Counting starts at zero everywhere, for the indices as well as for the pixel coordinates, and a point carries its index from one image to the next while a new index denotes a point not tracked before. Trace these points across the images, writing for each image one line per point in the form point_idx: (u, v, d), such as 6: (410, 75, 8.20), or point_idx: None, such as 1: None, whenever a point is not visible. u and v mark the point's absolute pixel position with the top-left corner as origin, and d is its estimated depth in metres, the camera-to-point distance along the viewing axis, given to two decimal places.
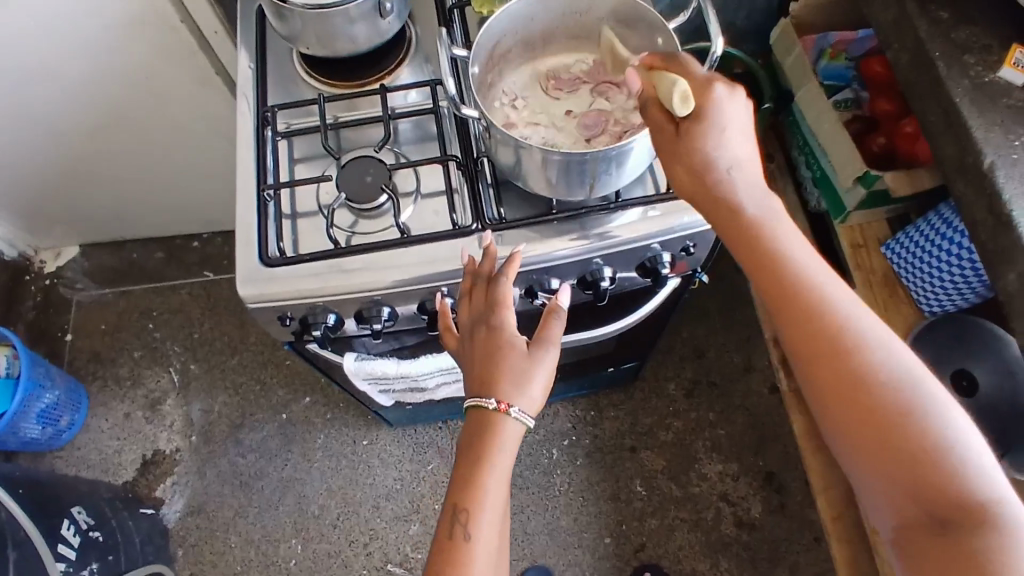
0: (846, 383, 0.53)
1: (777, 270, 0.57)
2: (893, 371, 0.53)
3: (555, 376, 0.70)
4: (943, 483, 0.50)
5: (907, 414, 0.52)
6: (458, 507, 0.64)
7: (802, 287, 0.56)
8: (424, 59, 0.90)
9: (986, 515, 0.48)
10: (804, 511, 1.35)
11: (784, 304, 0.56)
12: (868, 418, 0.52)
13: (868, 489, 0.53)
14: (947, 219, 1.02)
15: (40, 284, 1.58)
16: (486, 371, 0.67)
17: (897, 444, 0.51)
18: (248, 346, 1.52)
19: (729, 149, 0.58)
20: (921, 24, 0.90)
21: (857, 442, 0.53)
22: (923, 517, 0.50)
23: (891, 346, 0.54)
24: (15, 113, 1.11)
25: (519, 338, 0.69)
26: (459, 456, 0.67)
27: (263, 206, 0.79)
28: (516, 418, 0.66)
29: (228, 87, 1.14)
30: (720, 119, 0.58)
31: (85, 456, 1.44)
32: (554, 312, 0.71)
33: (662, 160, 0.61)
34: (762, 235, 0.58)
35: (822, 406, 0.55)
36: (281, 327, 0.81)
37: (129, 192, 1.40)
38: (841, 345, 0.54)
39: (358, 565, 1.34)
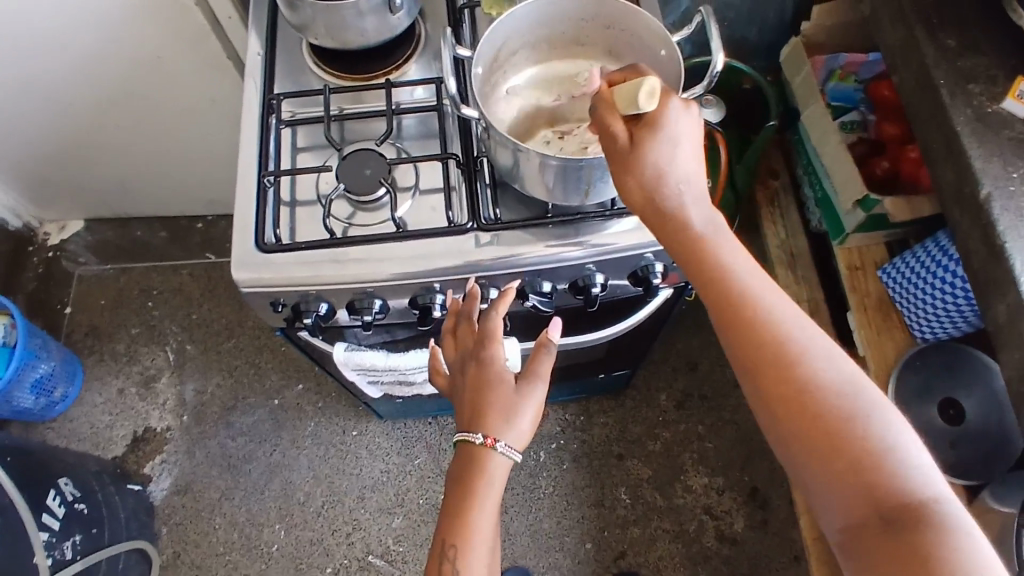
0: (791, 391, 0.53)
1: (722, 281, 0.57)
2: (836, 377, 0.53)
3: (543, 409, 0.74)
4: (886, 484, 0.50)
5: (851, 418, 0.52)
6: (447, 542, 0.68)
7: (747, 298, 0.56)
8: (432, 56, 0.91)
9: (929, 514, 0.48)
10: (787, 529, 1.35)
11: (731, 315, 0.56)
12: (814, 424, 0.52)
13: (817, 496, 0.53)
14: (943, 247, 1.02)
15: (43, 255, 1.59)
16: (474, 407, 0.72)
17: (841, 449, 0.51)
18: (245, 330, 1.53)
19: (679, 162, 0.58)
20: (928, 50, 0.90)
21: (803, 452, 0.53)
22: (869, 520, 0.49)
23: (831, 355, 0.54)
24: (27, 84, 1.13)
25: (507, 374, 0.73)
26: (449, 488, 0.71)
27: (263, 192, 0.80)
28: (503, 452, 0.71)
29: (239, 72, 1.15)
30: (672, 131, 0.58)
31: (76, 429, 1.45)
32: (544, 347, 0.75)
33: (613, 174, 0.60)
34: (707, 249, 0.57)
35: (769, 416, 0.55)
36: (273, 312, 0.82)
37: (137, 170, 1.41)
38: (786, 354, 0.54)
39: (340, 554, 1.35)
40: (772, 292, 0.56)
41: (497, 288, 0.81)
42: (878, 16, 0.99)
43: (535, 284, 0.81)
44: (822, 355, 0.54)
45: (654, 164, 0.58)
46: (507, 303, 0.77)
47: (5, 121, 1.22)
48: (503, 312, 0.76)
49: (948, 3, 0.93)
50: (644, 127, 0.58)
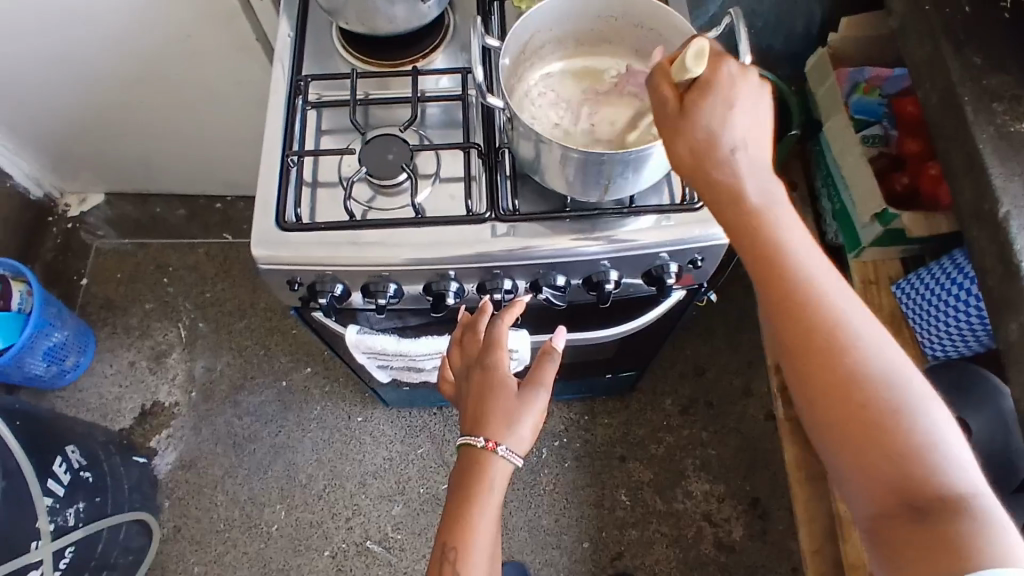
0: (833, 372, 0.52)
1: (772, 255, 0.55)
2: (880, 361, 0.52)
3: (544, 415, 0.75)
4: (922, 473, 0.48)
5: (893, 405, 0.50)
6: (447, 545, 0.68)
7: (797, 274, 0.54)
8: (459, 47, 0.91)
9: (963, 507, 0.47)
10: (785, 540, 1.35)
11: (777, 291, 0.55)
12: (852, 408, 0.51)
13: (847, 479, 0.52)
14: (959, 264, 1.02)
15: (62, 226, 1.61)
16: (478, 410, 0.73)
17: (879, 435, 0.50)
18: (257, 311, 1.55)
19: (736, 128, 0.56)
20: (954, 67, 0.90)
21: (837, 432, 0.52)
22: (900, 507, 0.49)
23: (878, 340, 0.53)
24: (58, 54, 1.14)
25: (512, 380, 0.75)
26: (450, 493, 0.72)
27: (286, 170, 0.81)
28: (505, 456, 0.71)
29: (267, 54, 1.16)
30: (729, 97, 0.57)
31: (85, 399, 1.47)
32: (548, 355, 0.77)
33: (662, 138, 0.59)
34: (760, 221, 0.56)
35: (806, 397, 0.54)
36: (289, 291, 0.83)
37: (160, 145, 1.43)
38: (832, 335, 0.53)
39: (338, 538, 1.36)
40: (824, 271, 0.55)
41: (511, 280, 0.81)
42: (905, 30, 0.99)
43: (550, 277, 0.81)
44: (868, 338, 0.53)
45: (706, 128, 0.56)
46: (513, 313, 0.79)
47: (35, 89, 1.24)
48: (509, 320, 0.78)
49: (977, 20, 0.93)
50: (699, 91, 0.57)
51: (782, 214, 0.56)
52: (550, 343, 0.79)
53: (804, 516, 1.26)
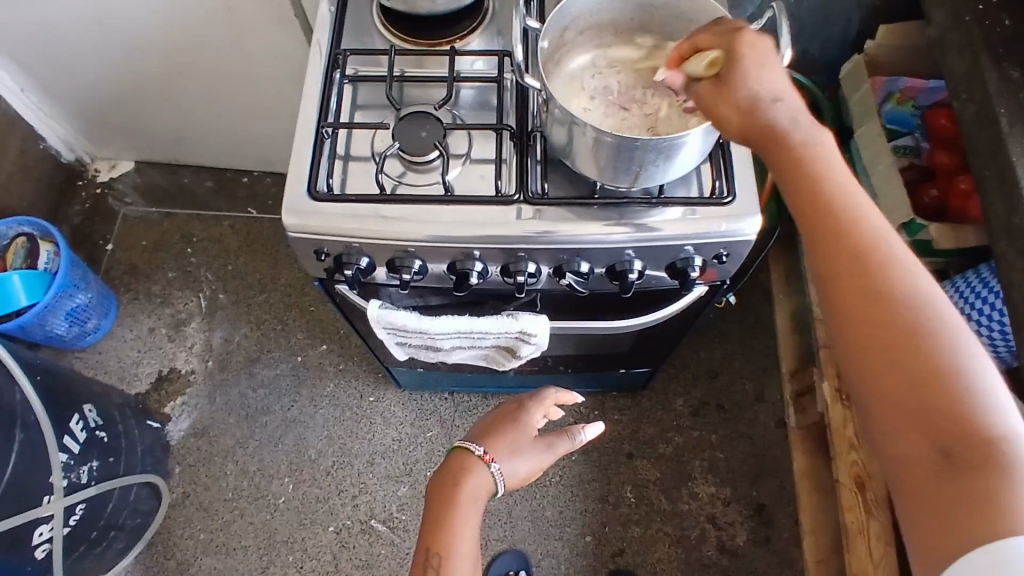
0: (868, 306, 0.51)
1: (813, 193, 0.57)
2: (920, 295, 0.51)
3: (537, 469, 0.90)
4: (955, 417, 0.47)
5: (930, 343, 0.49)
6: (431, 550, 0.75)
7: (841, 210, 0.55)
8: (496, 31, 0.92)
9: (996, 454, 0.46)
10: (788, 549, 1.34)
11: (818, 227, 0.55)
12: (886, 344, 0.50)
13: (874, 423, 0.51)
14: (985, 278, 1.03)
15: (91, 191, 1.63)
16: (491, 432, 0.89)
17: (913, 372, 0.49)
18: (278, 286, 1.57)
19: (766, 93, 0.60)
20: (992, 79, 0.90)
21: (868, 361, 0.51)
22: (926, 452, 0.48)
23: (920, 277, 0.52)
24: (101, 16, 1.16)
25: (532, 430, 0.90)
26: (431, 496, 0.81)
27: (320, 142, 0.82)
28: (493, 473, 0.84)
29: (305, 30, 1.17)
30: (756, 64, 0.61)
31: (104, 361, 1.50)
32: (570, 435, 0.94)
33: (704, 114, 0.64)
34: (804, 157, 0.58)
35: (840, 333, 0.53)
36: (316, 262, 0.84)
37: (192, 115, 1.44)
38: (871, 270, 0.52)
39: (343, 514, 1.37)
40: (867, 210, 0.55)
41: (534, 264, 0.82)
42: (945, 40, 0.98)
43: (573, 263, 0.81)
44: (908, 272, 0.52)
45: (738, 95, 0.61)
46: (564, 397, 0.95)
47: (75, 50, 1.26)
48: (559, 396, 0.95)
49: (1019, 34, 0.92)
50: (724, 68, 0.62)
51: (826, 160, 0.58)
52: (576, 428, 0.95)
53: (808, 526, 1.26)
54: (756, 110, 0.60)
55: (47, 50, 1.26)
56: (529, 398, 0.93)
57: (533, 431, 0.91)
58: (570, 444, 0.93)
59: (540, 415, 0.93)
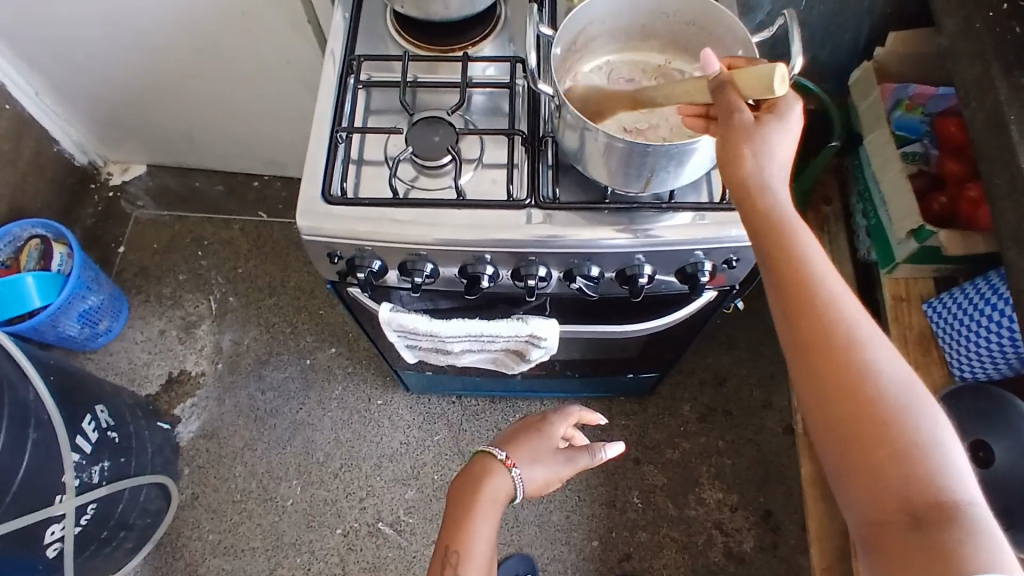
0: (842, 380, 0.53)
1: (792, 264, 0.57)
2: (887, 369, 0.54)
3: (557, 480, 0.89)
4: (923, 481, 0.50)
5: (899, 415, 0.52)
6: (450, 548, 0.76)
7: (817, 283, 0.56)
8: (507, 38, 0.93)
9: (960, 517, 0.49)
10: (795, 555, 1.34)
11: (794, 299, 0.56)
12: (860, 415, 0.52)
13: (847, 486, 0.53)
14: (994, 285, 1.03)
15: (104, 194, 1.65)
16: (514, 439, 0.89)
17: (885, 441, 0.51)
18: (287, 289, 1.58)
19: (784, 156, 0.61)
20: (1002, 87, 0.90)
21: (839, 432, 0.53)
22: (896, 515, 0.50)
23: (886, 350, 0.54)
24: (118, 20, 1.18)
25: (555, 440, 0.91)
26: (452, 497, 0.82)
27: (334, 146, 0.83)
28: (514, 478, 0.84)
29: (317, 36, 1.18)
30: (789, 128, 0.62)
31: (115, 362, 1.51)
32: (593, 449, 0.93)
33: (721, 145, 0.61)
34: (784, 229, 0.58)
35: (815, 401, 0.55)
36: (329, 264, 0.85)
37: (205, 119, 1.46)
38: (842, 345, 0.54)
39: (350, 517, 1.38)
40: (839, 283, 0.57)
41: (545, 267, 0.82)
42: (955, 47, 0.99)
43: (584, 267, 0.81)
44: (877, 346, 0.54)
45: (761, 148, 0.60)
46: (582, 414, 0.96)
47: (90, 53, 1.27)
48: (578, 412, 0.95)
49: None
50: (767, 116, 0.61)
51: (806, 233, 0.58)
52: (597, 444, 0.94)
53: (816, 533, 1.25)
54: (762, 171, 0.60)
55: (64, 54, 1.28)
56: (554, 411, 0.94)
57: (556, 443, 0.92)
58: (591, 459, 0.93)
59: (564, 428, 0.94)
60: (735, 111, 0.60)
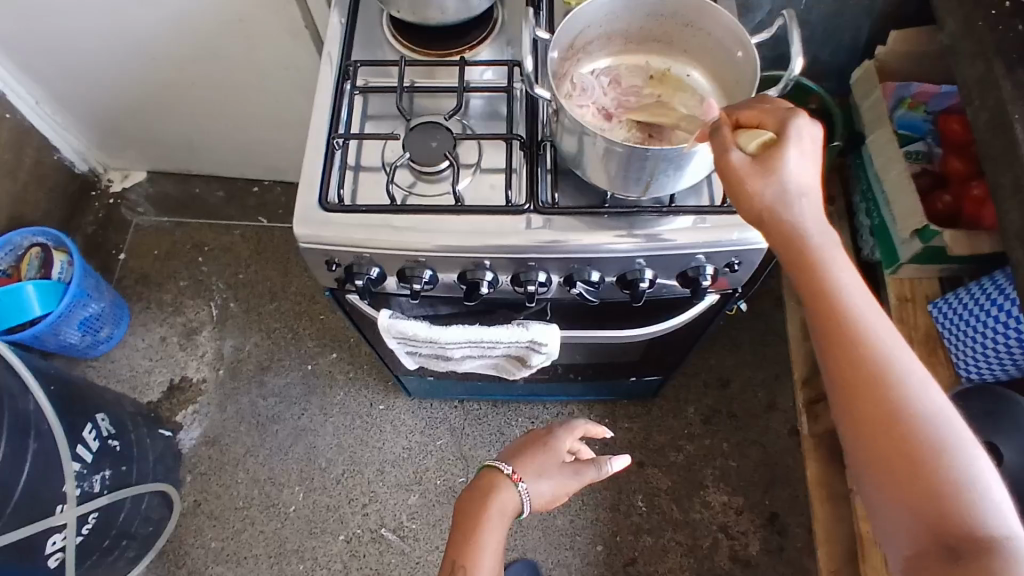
0: (879, 411, 0.53)
1: (827, 298, 0.56)
2: (925, 400, 0.53)
3: (564, 494, 0.89)
4: (959, 513, 0.49)
5: (937, 445, 0.51)
6: (457, 563, 0.76)
7: (852, 316, 0.56)
8: (505, 41, 0.92)
9: (998, 552, 0.48)
10: (802, 558, 1.33)
11: (830, 332, 0.56)
12: (895, 443, 0.52)
13: (884, 513, 0.53)
14: (1001, 285, 1.02)
15: (104, 201, 1.65)
16: (519, 452, 0.89)
17: (921, 474, 0.51)
18: (289, 295, 1.57)
19: (799, 182, 0.59)
20: (1006, 84, 0.89)
21: (874, 463, 0.53)
22: (934, 549, 0.49)
23: (922, 381, 0.54)
24: (114, 27, 1.17)
25: (560, 454, 0.90)
26: (460, 510, 0.82)
27: (331, 152, 0.83)
28: (520, 493, 0.84)
29: (314, 42, 1.18)
30: (797, 146, 0.59)
31: (117, 370, 1.51)
32: (599, 463, 0.92)
33: (729, 189, 0.61)
34: (815, 264, 0.57)
35: (851, 434, 0.54)
36: (328, 272, 0.84)
37: (205, 127, 1.46)
38: (877, 376, 0.54)
39: (353, 523, 1.37)
40: (875, 316, 0.56)
41: (545, 273, 0.81)
42: (956, 45, 0.98)
43: (584, 273, 0.81)
44: (914, 378, 0.54)
45: (767, 182, 0.59)
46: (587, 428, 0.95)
47: (88, 61, 1.27)
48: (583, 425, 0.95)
49: None
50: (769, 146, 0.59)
51: (838, 261, 0.58)
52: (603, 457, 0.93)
53: (823, 535, 1.24)
54: (777, 201, 0.59)
55: (62, 62, 1.28)
56: (559, 424, 0.94)
57: (562, 455, 0.91)
58: (597, 473, 0.92)
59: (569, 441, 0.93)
60: (730, 146, 0.60)
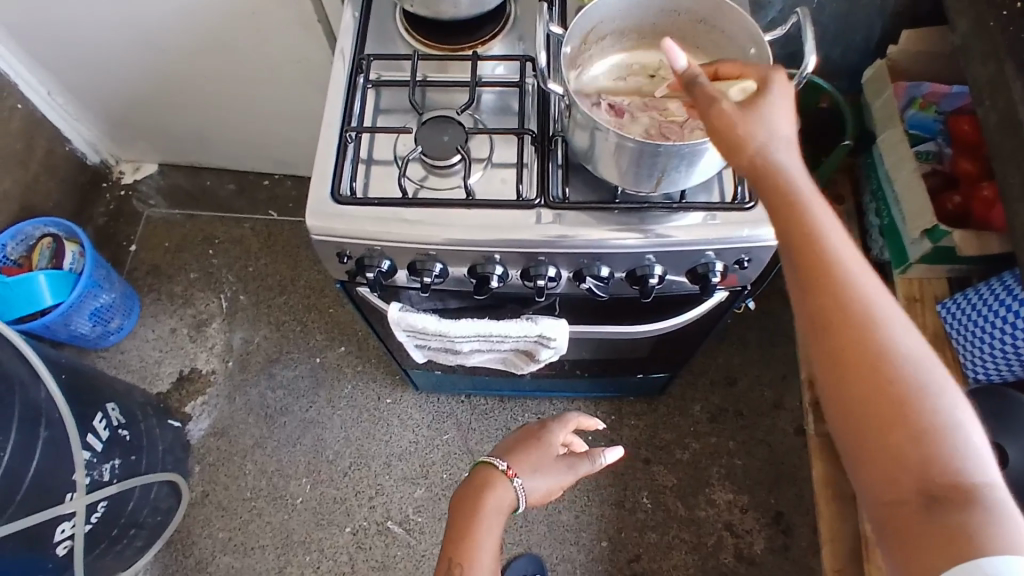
0: (859, 355, 0.51)
1: (807, 239, 0.55)
2: (907, 345, 0.51)
3: (558, 490, 0.89)
4: (939, 460, 0.48)
5: (920, 394, 0.49)
6: (454, 561, 0.76)
7: (834, 258, 0.54)
8: (518, 37, 0.93)
9: (976, 500, 0.47)
10: (806, 557, 1.33)
11: (811, 273, 0.54)
12: (874, 388, 0.50)
13: (860, 460, 0.51)
14: (1008, 285, 1.02)
15: (115, 193, 1.66)
16: (515, 447, 0.89)
17: (901, 420, 0.49)
18: (297, 288, 1.58)
19: (782, 128, 0.59)
20: (1018, 85, 0.89)
21: (852, 410, 0.51)
22: (911, 498, 0.48)
23: (903, 326, 0.52)
24: (128, 20, 1.18)
25: (555, 448, 0.91)
26: (456, 507, 0.82)
27: (344, 146, 0.83)
28: (516, 489, 0.84)
29: (326, 36, 1.18)
30: (779, 99, 0.61)
31: (127, 360, 1.52)
32: (593, 456, 0.92)
33: (712, 131, 0.60)
34: (798, 205, 0.56)
35: (829, 380, 0.53)
36: (339, 264, 0.85)
37: (217, 120, 1.47)
38: (859, 319, 0.52)
39: (360, 516, 1.38)
40: (856, 260, 0.54)
41: (555, 268, 0.82)
42: (968, 45, 0.97)
43: (594, 268, 0.81)
44: (896, 322, 0.52)
45: (754, 125, 0.59)
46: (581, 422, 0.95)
47: (101, 53, 1.28)
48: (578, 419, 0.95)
49: None
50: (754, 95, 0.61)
51: (820, 203, 0.56)
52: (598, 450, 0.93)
53: (827, 534, 1.24)
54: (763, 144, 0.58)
55: (76, 54, 1.29)
56: (553, 419, 0.94)
57: (557, 450, 0.91)
58: (592, 467, 0.91)
59: (564, 435, 0.93)
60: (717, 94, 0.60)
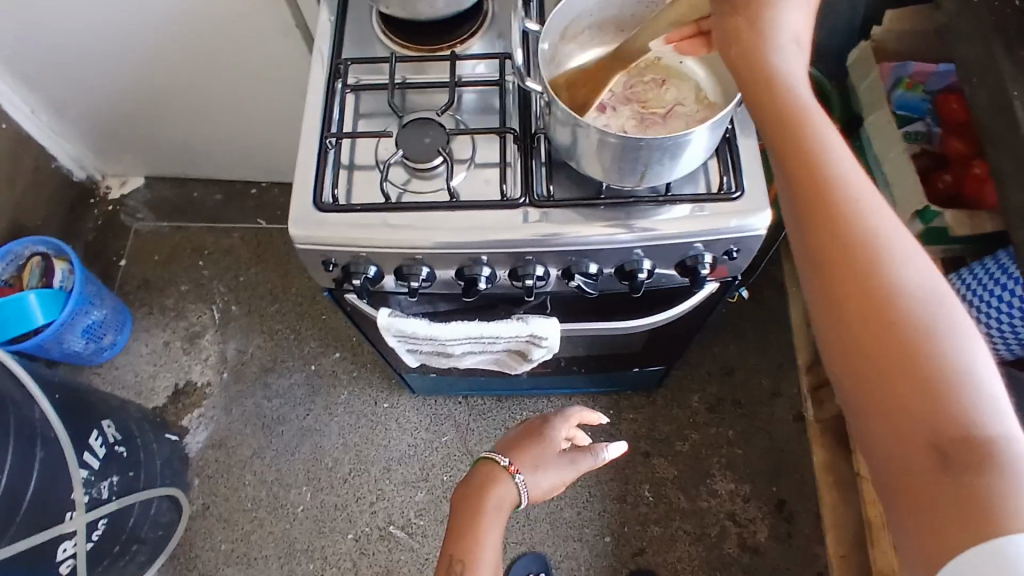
0: (867, 298, 0.49)
1: (812, 166, 0.52)
2: (918, 286, 0.49)
3: (561, 485, 0.88)
4: (952, 412, 0.46)
5: (933, 339, 0.47)
6: (455, 558, 0.76)
7: (840, 189, 0.52)
8: (496, 34, 0.92)
9: (992, 455, 0.45)
10: (810, 544, 1.32)
11: (815, 206, 0.52)
12: (884, 335, 0.48)
13: (869, 413, 0.49)
14: (1003, 264, 1.01)
15: (103, 208, 1.65)
16: (517, 443, 0.89)
17: (913, 370, 0.47)
18: (289, 296, 1.57)
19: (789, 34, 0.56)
20: (1005, 63, 0.88)
21: (861, 359, 0.49)
22: (922, 454, 0.46)
23: (914, 264, 0.50)
24: (106, 32, 1.17)
25: (557, 443, 0.89)
26: (458, 502, 0.82)
27: (324, 152, 0.82)
28: (518, 485, 0.84)
29: (306, 40, 1.17)
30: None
31: (121, 376, 1.51)
32: (595, 451, 0.91)
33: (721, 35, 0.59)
34: (802, 126, 0.54)
35: (835, 325, 0.50)
36: (325, 272, 0.84)
37: (201, 130, 1.46)
38: (866, 257, 0.50)
39: (362, 521, 1.38)
40: (865, 191, 0.52)
41: (543, 266, 0.81)
42: (952, 24, 0.97)
43: (581, 265, 0.81)
44: (906, 260, 0.50)
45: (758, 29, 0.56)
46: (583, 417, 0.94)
47: (80, 68, 1.27)
48: (580, 413, 0.94)
49: None
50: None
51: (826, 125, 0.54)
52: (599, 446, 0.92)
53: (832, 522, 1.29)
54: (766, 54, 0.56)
55: (56, 70, 1.28)
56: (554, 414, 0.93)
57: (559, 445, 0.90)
58: (593, 462, 0.90)
59: (566, 430, 0.92)
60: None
